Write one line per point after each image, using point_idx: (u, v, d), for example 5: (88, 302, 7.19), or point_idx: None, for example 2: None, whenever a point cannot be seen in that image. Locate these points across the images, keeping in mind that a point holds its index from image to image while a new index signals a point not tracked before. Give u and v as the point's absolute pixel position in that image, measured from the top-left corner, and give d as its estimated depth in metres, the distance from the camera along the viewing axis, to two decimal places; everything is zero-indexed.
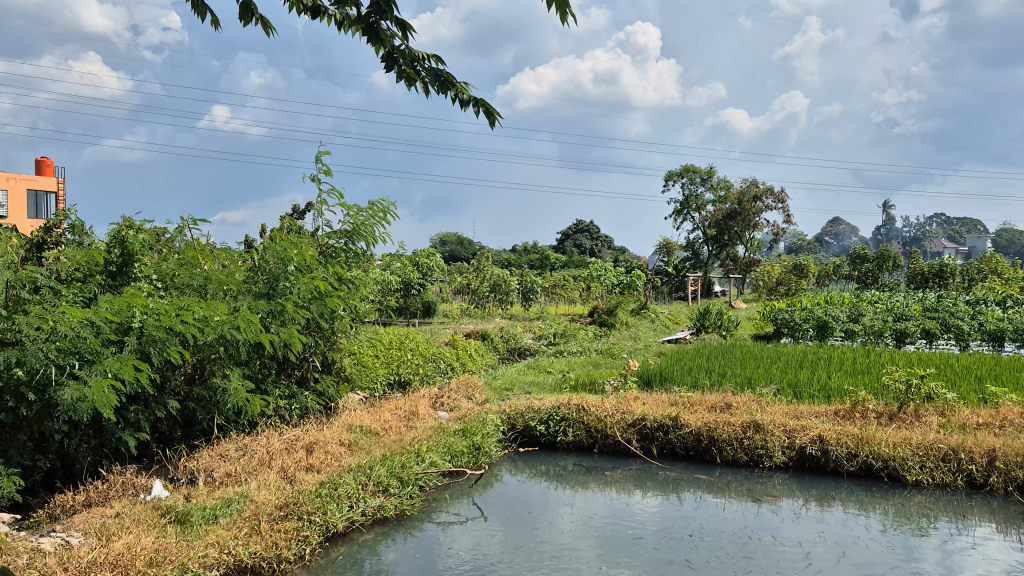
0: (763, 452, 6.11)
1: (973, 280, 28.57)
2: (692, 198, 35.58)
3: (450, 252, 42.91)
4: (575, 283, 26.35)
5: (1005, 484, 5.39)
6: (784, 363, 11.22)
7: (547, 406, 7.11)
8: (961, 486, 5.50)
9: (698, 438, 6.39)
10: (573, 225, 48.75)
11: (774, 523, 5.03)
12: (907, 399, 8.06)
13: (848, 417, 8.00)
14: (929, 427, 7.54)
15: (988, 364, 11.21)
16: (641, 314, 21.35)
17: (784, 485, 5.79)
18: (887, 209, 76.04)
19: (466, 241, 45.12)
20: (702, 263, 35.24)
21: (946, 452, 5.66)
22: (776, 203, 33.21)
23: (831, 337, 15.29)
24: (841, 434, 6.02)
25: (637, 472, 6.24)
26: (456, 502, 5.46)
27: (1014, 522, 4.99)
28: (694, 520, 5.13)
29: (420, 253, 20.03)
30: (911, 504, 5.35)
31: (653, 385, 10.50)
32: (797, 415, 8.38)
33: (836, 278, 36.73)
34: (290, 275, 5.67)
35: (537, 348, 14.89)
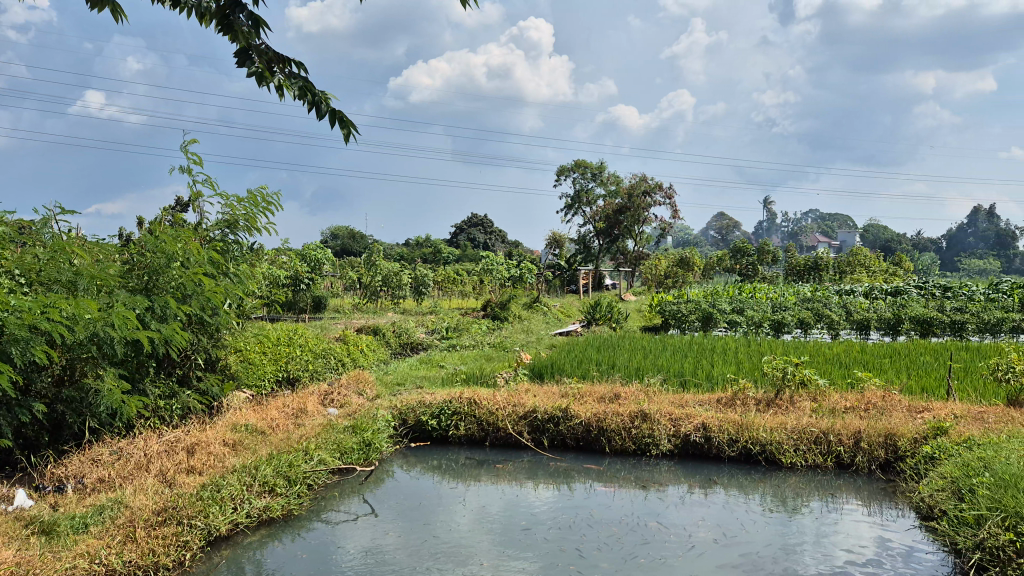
0: (650, 440, 6.26)
1: (844, 273, 30.24)
2: (583, 193, 36.19)
3: (341, 246, 42.11)
4: (468, 276, 26.32)
5: (868, 463, 5.80)
6: (671, 354, 11.54)
7: (438, 400, 7.02)
8: (831, 467, 5.83)
9: (588, 428, 6.47)
10: (467, 219, 48.76)
11: (660, 509, 5.15)
12: (784, 386, 8.43)
13: (730, 404, 8.32)
14: (803, 412, 7.93)
15: (857, 351, 11.89)
16: (534, 307, 21.52)
17: (670, 471, 5.95)
18: (767, 204, 79.38)
19: (358, 235, 44.37)
20: (593, 257, 35.86)
21: (817, 435, 5.99)
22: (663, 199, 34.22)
23: (714, 327, 15.86)
24: (723, 421, 6.25)
25: (529, 463, 6.26)
26: (346, 499, 5.33)
27: (878, 498, 5.33)
28: (584, 509, 5.18)
29: (308, 246, 19.51)
30: (787, 485, 5.63)
31: (545, 376, 10.59)
32: (681, 402, 8.65)
33: (719, 270, 38.15)
34: (171, 269, 5.40)
35: (429, 343, 14.76)
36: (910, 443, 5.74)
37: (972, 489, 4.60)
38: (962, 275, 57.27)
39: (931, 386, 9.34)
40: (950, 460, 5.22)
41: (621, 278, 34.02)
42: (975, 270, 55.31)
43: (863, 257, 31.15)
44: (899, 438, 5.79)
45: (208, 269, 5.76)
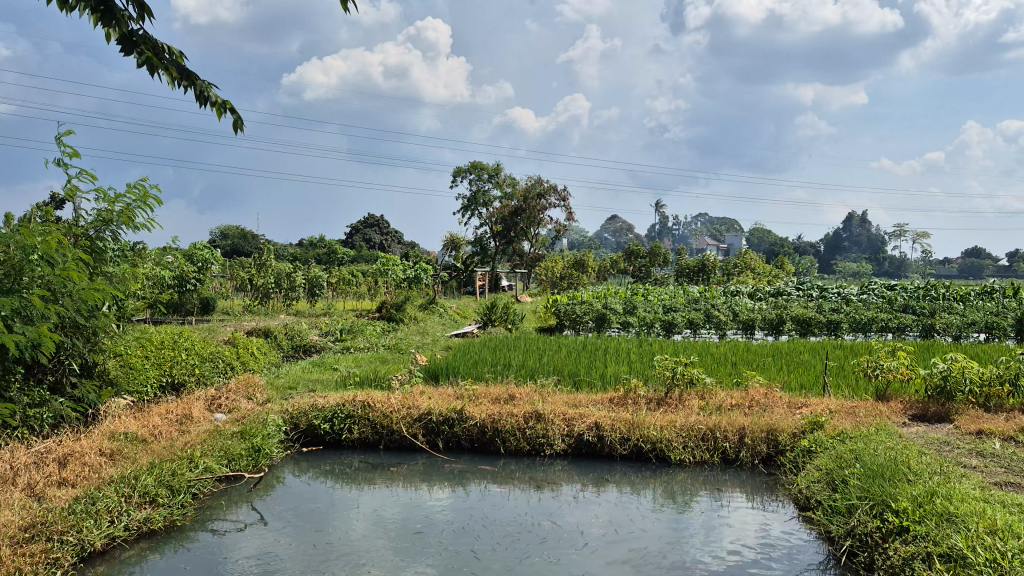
0: (544, 440, 6.36)
1: (730, 275, 31.47)
2: (480, 194, 36.27)
3: (230, 246, 40.68)
4: (363, 277, 25.88)
5: (751, 459, 6.10)
6: (566, 354, 11.70)
7: (331, 403, 6.84)
8: (717, 462, 6.12)
9: (483, 429, 6.50)
10: (362, 219, 48.02)
11: (555, 508, 5.22)
12: (673, 385, 8.69)
13: (622, 404, 8.51)
14: (692, 410, 8.20)
15: (742, 350, 12.38)
16: (430, 308, 21.40)
17: (564, 470, 6.06)
18: (658, 208, 81.73)
19: (248, 235, 42.98)
20: (490, 258, 35.96)
21: (704, 432, 6.25)
22: (558, 201, 34.68)
23: (608, 327, 16.19)
24: (615, 420, 6.41)
25: (423, 466, 6.21)
26: (234, 507, 5.14)
27: (761, 492, 5.63)
28: (479, 510, 5.18)
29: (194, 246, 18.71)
30: (676, 481, 5.85)
31: (441, 378, 10.54)
32: (575, 403, 8.79)
33: (613, 272, 39.00)
34: (35, 265, 4.92)
35: (323, 345, 14.42)
36: (789, 437, 6.12)
37: (844, 480, 4.96)
38: (837, 277, 60.50)
39: (810, 382, 9.84)
40: (824, 453, 5.62)
41: (517, 280, 34.28)
42: (848, 272, 58.48)
43: (747, 260, 32.52)
44: (780, 434, 6.16)
45: (84, 267, 5.36)
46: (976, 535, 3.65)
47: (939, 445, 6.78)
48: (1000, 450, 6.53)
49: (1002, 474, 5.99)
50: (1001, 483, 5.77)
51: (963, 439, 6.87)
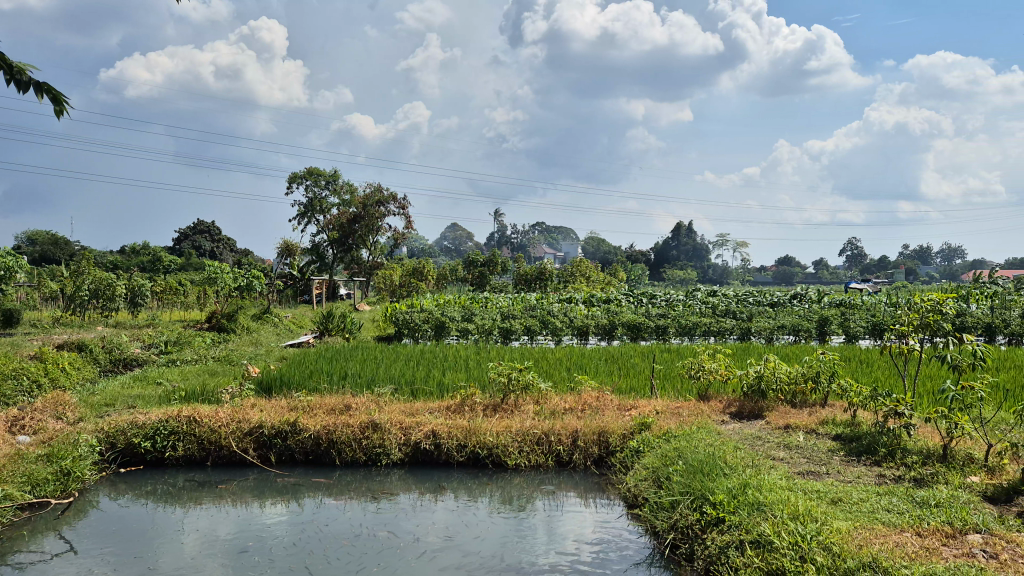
0: (381, 450, 6.60)
1: (565, 283, 32.71)
2: (317, 201, 35.62)
3: (39, 253, 37.56)
4: (192, 286, 24.72)
5: (583, 460, 6.65)
6: (405, 362, 11.81)
7: (152, 420, 6.68)
8: (552, 465, 6.59)
9: (317, 441, 6.64)
10: (191, 225, 45.79)
11: (391, 518, 5.47)
12: (508, 391, 9.14)
13: (458, 411, 8.83)
14: (526, 415, 8.68)
15: (575, 354, 13.06)
16: (263, 317, 20.76)
17: (401, 479, 6.33)
18: (496, 216, 82.92)
19: (60, 240, 39.85)
20: (328, 266, 35.30)
21: (539, 437, 6.74)
22: (398, 209, 34.65)
23: (447, 335, 16.45)
24: (452, 427, 6.77)
25: (254, 481, 6.24)
26: (40, 537, 4.96)
27: (593, 492, 6.18)
28: (311, 524, 5.32)
29: None
30: (512, 486, 6.29)
31: (274, 391, 10.35)
32: (412, 411, 9.01)
33: (451, 280, 39.44)
34: None
35: (145, 358, 13.70)
36: (620, 439, 6.68)
37: (668, 476, 5.58)
38: (664, 284, 63.97)
39: (638, 385, 10.59)
40: (651, 452, 6.23)
41: (354, 288, 33.85)
42: (675, 278, 61.82)
43: (582, 268, 33.95)
44: (610, 436, 6.71)
45: None
46: (781, 521, 4.35)
47: (754, 439, 7.97)
48: (803, 442, 7.75)
49: (804, 464, 7.05)
50: (804, 471, 6.81)
51: (773, 434, 8.13)
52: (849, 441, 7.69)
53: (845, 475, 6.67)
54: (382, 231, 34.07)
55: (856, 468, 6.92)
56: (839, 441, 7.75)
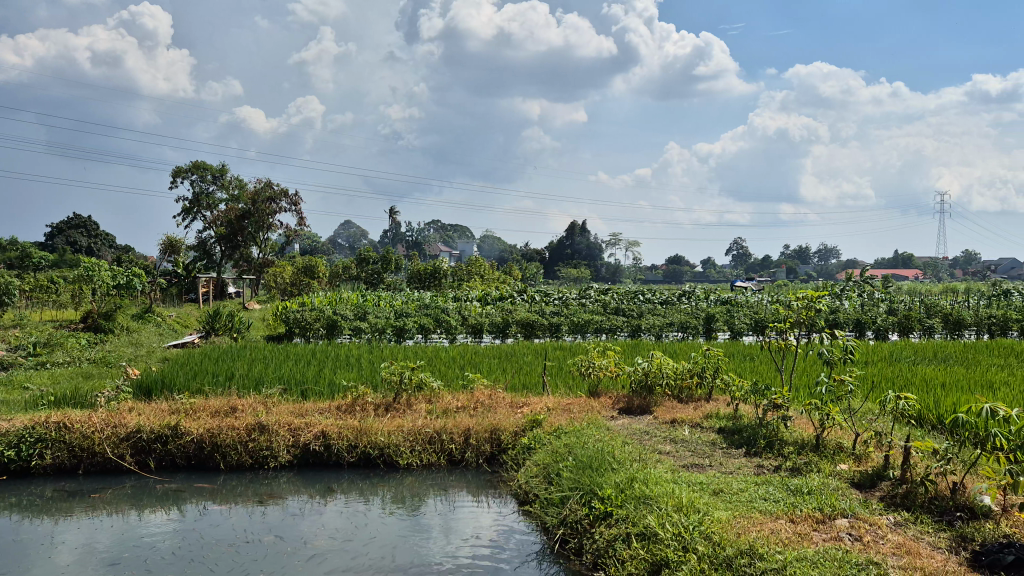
0: (268, 453, 6.53)
1: (460, 281, 32.56)
2: (203, 196, 34.15)
3: None
4: (66, 283, 23.22)
5: (476, 458, 6.77)
6: (295, 361, 11.42)
7: (18, 427, 6.35)
8: (444, 463, 6.70)
9: (200, 445, 6.49)
10: (64, 219, 43.07)
11: (279, 523, 5.43)
12: (400, 390, 8.97)
13: (348, 411, 8.59)
14: (418, 414, 8.52)
15: (468, 353, 13.01)
16: (144, 317, 19.64)
17: (289, 482, 6.28)
18: (392, 216, 81.46)
19: None
20: (215, 264, 33.83)
21: (431, 435, 6.81)
22: (289, 205, 33.61)
23: (339, 334, 16.07)
24: (342, 428, 6.76)
25: (131, 489, 6.04)
26: None
27: (485, 489, 6.30)
28: (194, 532, 5.22)
29: None
30: (404, 485, 6.34)
31: (154, 393, 9.75)
32: (301, 412, 8.66)
33: (343, 278, 38.51)
34: None
35: (11, 361, 12.72)
36: (511, 437, 6.85)
37: (559, 473, 5.79)
38: (559, 281, 64.64)
39: (530, 382, 10.58)
40: (542, 448, 6.40)
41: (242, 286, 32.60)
42: (569, 276, 62.43)
43: (476, 267, 33.90)
44: (502, 434, 6.87)
45: None
46: (666, 513, 4.61)
47: (641, 433, 8.06)
48: (688, 436, 7.87)
49: (688, 457, 7.14)
50: (688, 464, 6.91)
51: (659, 428, 8.20)
52: (730, 434, 7.87)
53: (726, 467, 6.80)
54: (273, 228, 32.94)
55: (737, 459, 7.05)
56: (722, 434, 7.92)
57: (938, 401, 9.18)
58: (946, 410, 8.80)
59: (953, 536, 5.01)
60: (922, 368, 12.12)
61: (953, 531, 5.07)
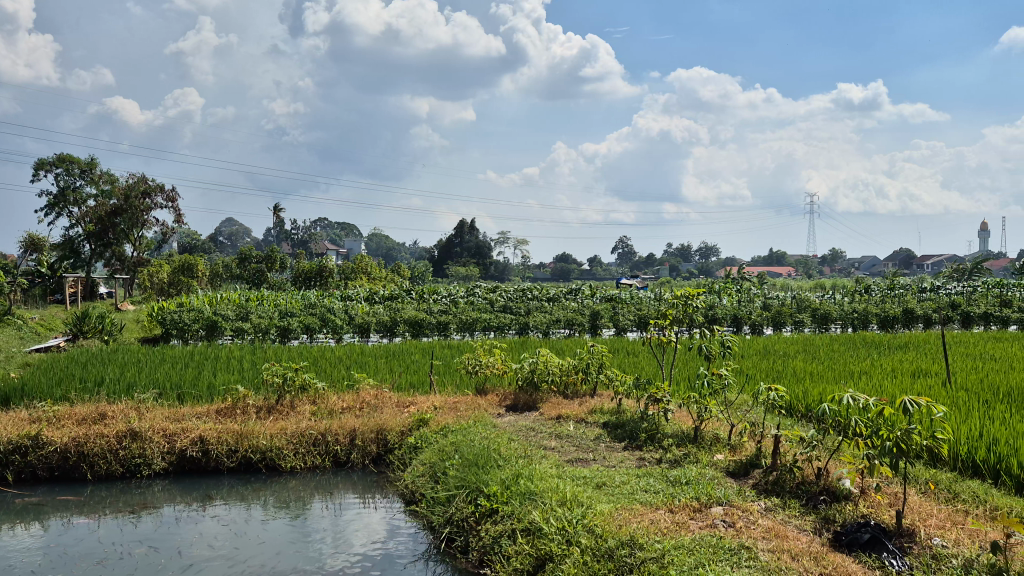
0: (141, 460, 6.30)
1: (346, 279, 31.82)
2: (70, 190, 32.03)
3: None
4: None
5: (362, 459, 6.70)
6: (171, 364, 10.80)
7: None
8: (329, 465, 6.61)
9: (66, 455, 6.21)
10: None
11: (152, 532, 5.23)
12: (284, 391, 8.55)
13: (229, 414, 8.17)
14: (303, 415, 8.21)
15: (355, 352, 12.71)
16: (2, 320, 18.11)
17: (164, 491, 6.07)
18: (277, 213, 78.97)
19: None
20: (84, 262, 31.75)
21: (315, 437, 6.71)
22: (165, 201, 31.94)
23: (219, 336, 15.29)
24: (221, 432, 6.57)
25: None
26: None
27: (371, 490, 6.25)
28: (58, 547, 4.97)
29: None
30: (287, 489, 6.21)
31: (12, 401, 8.94)
32: (177, 417, 8.12)
33: (224, 278, 36.91)
34: None
35: None
36: (397, 436, 6.84)
37: (445, 471, 5.77)
38: (447, 280, 64.23)
39: (417, 381, 10.35)
40: (428, 447, 6.41)
41: (115, 285, 30.72)
42: (458, 275, 62.10)
43: (362, 264, 33.16)
44: (388, 433, 6.85)
45: None
46: (550, 508, 4.69)
47: (528, 430, 8.00)
48: (573, 431, 7.86)
49: (573, 452, 7.15)
50: (573, 460, 6.89)
51: (545, 424, 8.21)
52: (614, 428, 7.93)
53: (609, 460, 6.84)
54: (147, 224, 30.96)
55: (619, 453, 7.11)
56: (606, 428, 7.95)
57: (806, 392, 9.55)
58: (814, 400, 9.15)
59: (818, 518, 5.18)
60: (791, 360, 12.67)
61: (817, 514, 5.24)
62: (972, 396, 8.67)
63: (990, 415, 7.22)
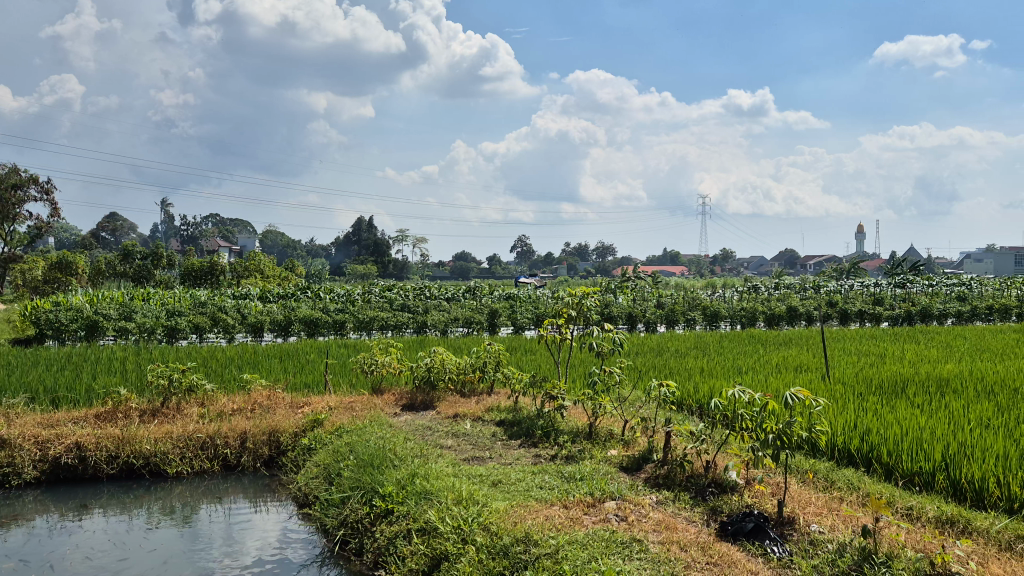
0: (9, 470, 5.69)
1: (238, 276, 30.53)
2: None
3: None
4: None
5: (253, 462, 6.20)
6: (43, 367, 9.88)
7: None
8: (218, 470, 6.10)
9: None
10: None
11: (20, 546, 4.70)
12: (169, 394, 7.86)
13: (109, 419, 7.42)
14: (191, 418, 7.56)
15: (248, 352, 12.02)
16: None
17: (36, 502, 5.47)
18: (165, 206, 75.42)
19: None
20: None
21: (204, 441, 6.17)
22: (40, 193, 29.81)
23: (100, 337, 14.19)
24: (101, 437, 6.00)
25: None
26: None
27: (262, 494, 5.78)
28: None
29: None
30: (173, 495, 5.69)
31: None
32: (49, 423, 7.38)
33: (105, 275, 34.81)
34: None
35: None
36: (291, 437, 6.37)
37: (339, 472, 5.38)
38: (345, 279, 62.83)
39: (312, 381, 9.81)
40: (323, 448, 5.99)
41: None
42: (356, 273, 60.86)
43: (254, 262, 31.89)
44: (281, 435, 6.36)
45: None
46: (445, 507, 4.40)
47: (423, 429, 7.64)
48: (470, 429, 7.55)
49: (470, 451, 6.83)
50: (469, 458, 6.59)
51: (443, 423, 7.86)
52: (510, 426, 7.67)
53: (505, 458, 6.58)
54: (20, 218, 28.75)
55: (515, 451, 6.85)
56: (501, 427, 7.68)
57: (697, 387, 9.57)
58: (703, 395, 9.14)
59: (706, 509, 5.08)
60: (684, 357, 12.78)
61: (706, 505, 5.15)
62: (852, 389, 8.87)
63: (864, 407, 7.32)
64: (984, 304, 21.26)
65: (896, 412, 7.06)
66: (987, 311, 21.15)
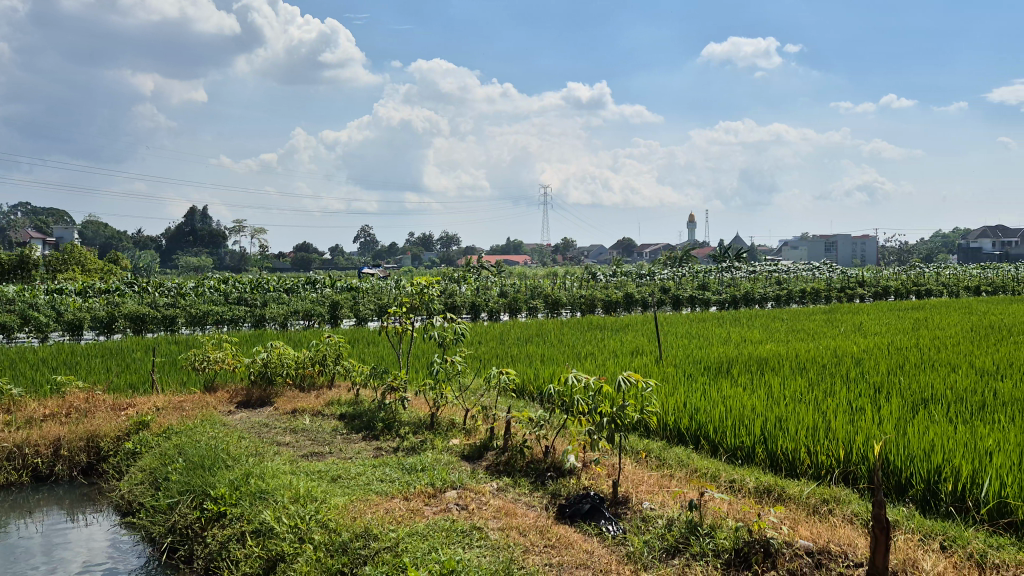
0: None
1: (52, 267, 27.37)
2: None
3: None
4: None
5: (70, 471, 5.07)
6: None
7: None
8: (26, 483, 4.94)
9: None
10: None
11: None
12: None
13: None
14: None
15: (61, 354, 10.42)
16: None
17: None
18: None
19: None
20: None
21: (8, 451, 5.04)
22: None
23: None
24: None
25: None
26: None
27: (81, 505, 4.69)
28: None
29: None
30: None
31: None
32: None
33: None
34: None
35: None
36: (114, 441, 5.26)
37: (166, 476, 4.40)
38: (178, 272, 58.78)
39: (135, 381, 8.48)
40: (149, 452, 4.96)
41: None
42: (189, 266, 57.17)
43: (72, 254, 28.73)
44: (102, 439, 5.24)
45: None
46: (282, 506, 3.66)
47: (259, 428, 6.59)
48: (310, 424, 6.62)
49: (309, 447, 5.97)
50: (306, 454, 5.73)
51: (279, 420, 6.78)
52: (351, 420, 6.76)
53: (345, 453, 5.75)
54: None
55: (357, 445, 6.01)
56: (342, 421, 6.77)
57: (536, 373, 9.20)
58: (544, 380, 8.77)
59: (546, 494, 4.51)
60: (527, 344, 12.50)
61: (545, 489, 4.57)
62: (684, 370, 8.83)
63: (694, 388, 7.18)
64: (799, 288, 22.61)
65: (722, 391, 6.99)
66: (801, 295, 22.53)
